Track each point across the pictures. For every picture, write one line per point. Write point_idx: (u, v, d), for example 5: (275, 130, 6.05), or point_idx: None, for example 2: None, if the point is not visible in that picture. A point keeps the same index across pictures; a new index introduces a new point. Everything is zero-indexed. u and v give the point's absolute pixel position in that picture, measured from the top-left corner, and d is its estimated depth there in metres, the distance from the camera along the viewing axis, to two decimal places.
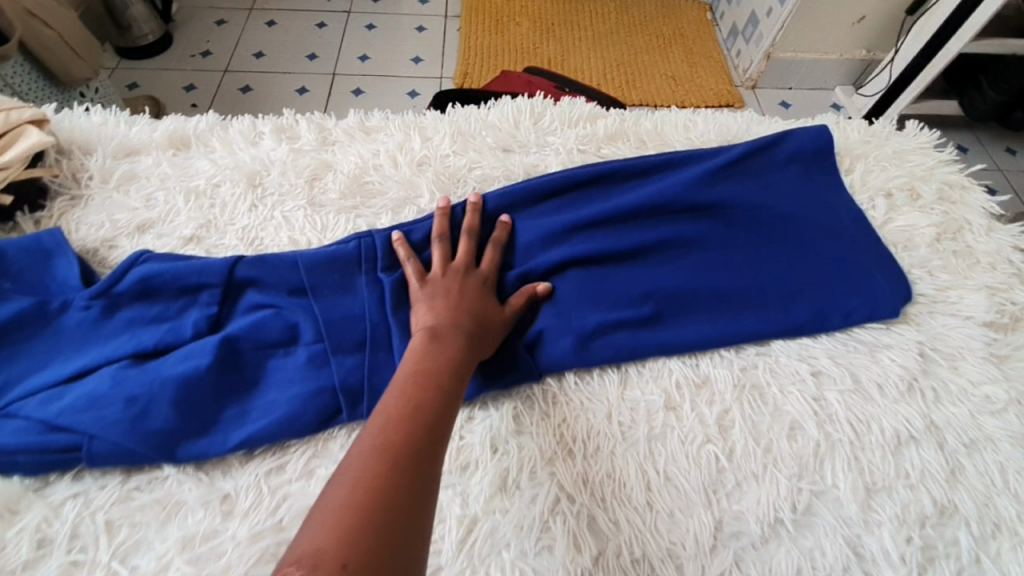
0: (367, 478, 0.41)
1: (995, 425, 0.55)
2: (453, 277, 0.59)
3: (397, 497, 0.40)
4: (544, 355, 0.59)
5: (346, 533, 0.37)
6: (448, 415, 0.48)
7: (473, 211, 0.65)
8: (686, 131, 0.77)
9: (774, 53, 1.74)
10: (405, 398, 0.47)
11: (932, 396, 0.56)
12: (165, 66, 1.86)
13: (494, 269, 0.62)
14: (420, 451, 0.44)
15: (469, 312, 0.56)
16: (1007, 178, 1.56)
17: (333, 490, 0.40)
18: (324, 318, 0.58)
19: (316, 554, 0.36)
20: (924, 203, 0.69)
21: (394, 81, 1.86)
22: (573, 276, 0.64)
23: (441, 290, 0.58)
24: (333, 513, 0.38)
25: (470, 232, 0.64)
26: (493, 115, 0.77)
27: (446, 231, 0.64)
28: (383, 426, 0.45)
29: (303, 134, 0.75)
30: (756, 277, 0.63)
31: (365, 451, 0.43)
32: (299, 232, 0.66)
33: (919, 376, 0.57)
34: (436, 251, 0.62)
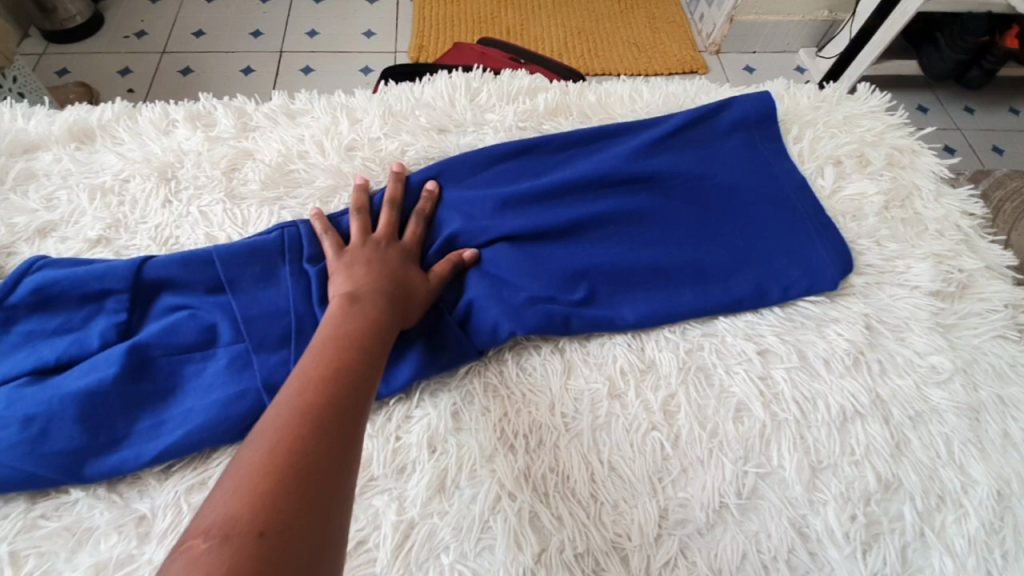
0: (287, 437, 0.37)
1: (941, 396, 0.54)
2: (372, 246, 0.57)
3: (321, 456, 0.37)
4: (477, 332, 0.56)
5: (262, 496, 0.34)
6: (372, 376, 0.45)
7: (394, 181, 0.63)
8: (632, 102, 0.73)
9: (737, 17, 1.69)
10: (325, 360, 0.44)
11: (880, 369, 0.55)
12: (97, 49, 1.74)
13: (418, 239, 0.60)
14: (343, 410, 0.41)
15: (390, 277, 0.54)
16: (964, 136, 1.57)
17: (249, 455, 0.37)
18: (244, 315, 0.54)
19: (229, 522, 0.32)
20: (873, 170, 0.66)
21: (344, 57, 1.77)
22: (507, 251, 0.60)
23: (360, 259, 0.55)
24: (248, 478, 0.35)
25: (391, 203, 0.61)
26: (427, 93, 0.72)
27: (365, 203, 0.61)
28: (302, 388, 0.42)
29: (221, 121, 0.70)
30: (697, 250, 0.61)
31: (284, 412, 0.40)
32: (217, 228, 0.62)
33: (865, 350, 0.56)
34: (355, 223, 0.59)
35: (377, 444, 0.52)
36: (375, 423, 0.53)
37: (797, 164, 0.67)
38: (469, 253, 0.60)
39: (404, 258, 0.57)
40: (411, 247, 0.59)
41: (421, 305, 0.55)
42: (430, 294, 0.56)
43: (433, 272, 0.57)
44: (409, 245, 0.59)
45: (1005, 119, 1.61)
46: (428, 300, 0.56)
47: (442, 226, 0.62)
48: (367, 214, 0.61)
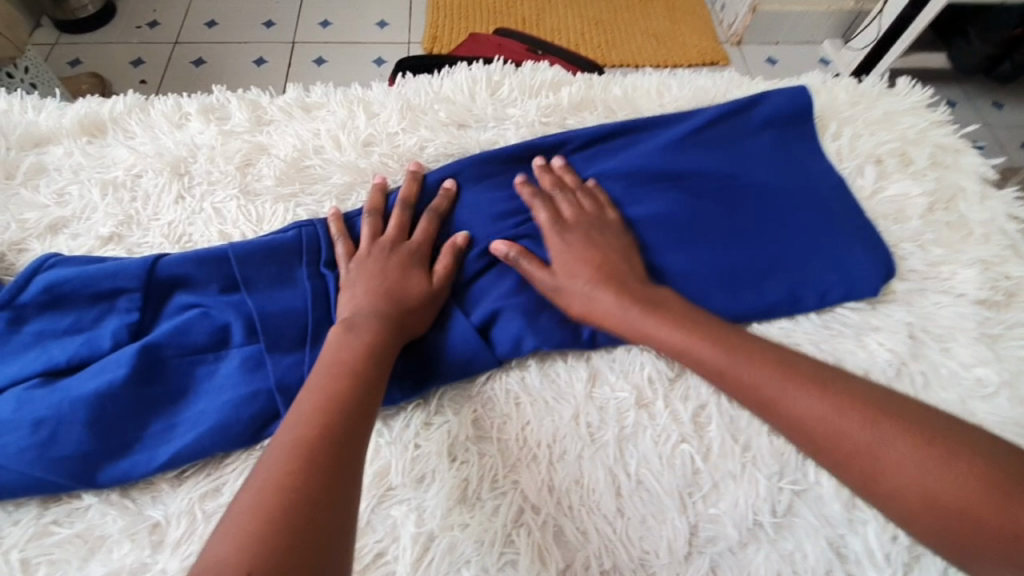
0: (282, 482, 0.36)
1: (993, 412, 0.50)
2: (383, 252, 0.55)
3: (314, 491, 0.36)
4: (497, 342, 0.54)
5: (250, 537, 0.33)
6: (372, 401, 0.44)
7: (410, 181, 0.60)
8: (659, 96, 0.70)
9: (760, 6, 1.64)
10: (324, 387, 0.43)
11: (924, 383, 0.52)
12: (109, 40, 1.73)
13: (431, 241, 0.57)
14: (340, 439, 0.40)
15: (399, 288, 0.52)
16: (992, 132, 1.52)
17: (243, 493, 0.36)
18: (261, 312, 0.52)
19: (217, 565, 0.32)
20: (916, 169, 0.63)
21: (357, 48, 1.75)
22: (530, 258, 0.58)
23: (370, 269, 0.53)
24: (240, 517, 0.34)
25: (404, 205, 0.59)
26: (446, 86, 0.69)
27: (379, 206, 0.59)
28: (299, 419, 0.41)
29: (235, 114, 0.68)
30: (728, 254, 0.58)
31: (281, 453, 0.38)
32: (231, 226, 0.60)
33: (908, 361, 0.53)
34: (366, 227, 0.57)
35: (395, 452, 0.49)
36: (392, 430, 0.51)
37: (834, 164, 0.64)
38: (461, 236, 0.57)
39: (415, 263, 0.55)
40: (424, 250, 0.56)
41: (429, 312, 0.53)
42: (438, 301, 0.54)
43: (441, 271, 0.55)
44: (421, 246, 0.56)
45: None
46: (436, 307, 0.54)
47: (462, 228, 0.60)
48: (381, 218, 0.58)
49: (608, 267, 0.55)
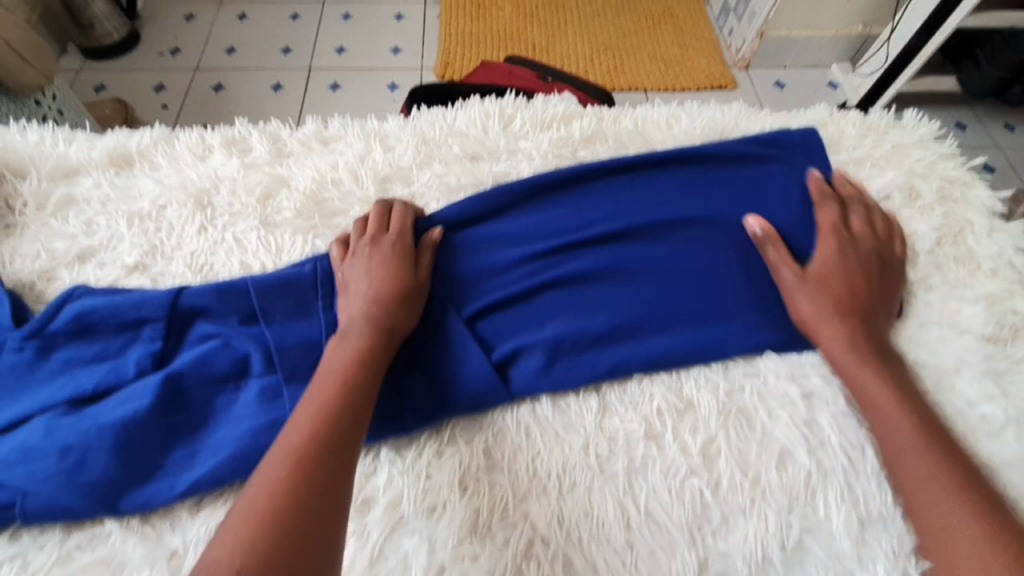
0: (279, 486, 0.39)
1: (1006, 451, 0.50)
2: (367, 249, 0.57)
3: (306, 498, 0.39)
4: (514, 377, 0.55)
5: (245, 541, 0.36)
6: (366, 408, 0.46)
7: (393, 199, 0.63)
8: (669, 128, 0.71)
9: (767, 32, 1.67)
10: (324, 392, 0.46)
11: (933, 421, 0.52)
12: (134, 66, 1.79)
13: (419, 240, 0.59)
14: (335, 447, 0.42)
15: (380, 278, 0.54)
16: (1005, 155, 1.53)
17: (244, 497, 0.39)
18: (278, 343, 0.54)
19: (213, 566, 0.35)
20: (923, 204, 0.63)
21: (372, 73, 1.80)
22: (549, 295, 0.59)
23: (355, 268, 0.56)
24: (238, 520, 0.37)
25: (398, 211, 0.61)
26: (460, 120, 0.70)
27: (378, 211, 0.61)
28: (298, 426, 0.43)
29: (256, 148, 0.70)
30: (742, 288, 0.59)
31: (274, 462, 0.41)
32: (251, 256, 0.62)
33: None
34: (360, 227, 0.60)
35: (408, 481, 0.50)
36: (405, 460, 0.52)
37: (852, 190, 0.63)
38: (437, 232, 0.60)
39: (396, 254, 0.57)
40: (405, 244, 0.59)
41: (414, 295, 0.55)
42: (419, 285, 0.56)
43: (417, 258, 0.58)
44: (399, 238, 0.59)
45: None
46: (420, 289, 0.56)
47: (480, 264, 0.61)
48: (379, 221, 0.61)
49: (855, 286, 0.56)
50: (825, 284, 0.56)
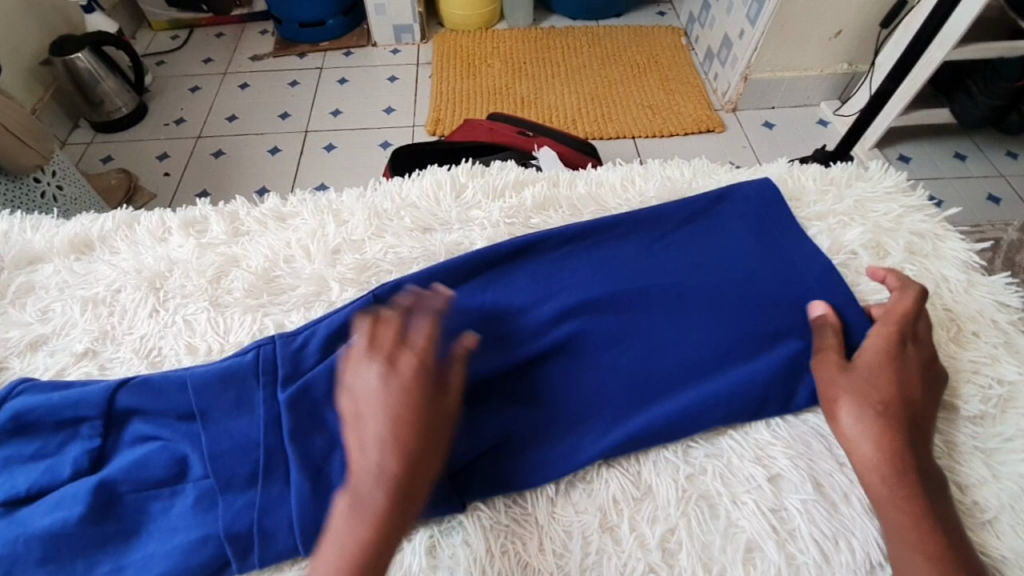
0: None
1: (997, 545, 0.45)
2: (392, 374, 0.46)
3: None
4: (472, 480, 0.50)
5: None
6: (406, 508, 0.42)
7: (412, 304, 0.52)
8: (625, 191, 0.70)
9: (751, 74, 1.69)
10: (360, 506, 0.42)
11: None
12: (140, 137, 1.87)
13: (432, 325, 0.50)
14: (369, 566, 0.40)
15: (413, 395, 0.46)
16: (1009, 182, 1.49)
17: None
18: (212, 450, 0.52)
19: None
20: (892, 263, 0.60)
21: (366, 133, 1.85)
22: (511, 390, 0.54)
23: (367, 388, 0.46)
24: None
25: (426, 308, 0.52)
26: (413, 191, 0.70)
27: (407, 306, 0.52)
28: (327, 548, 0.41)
29: (213, 227, 0.70)
30: (710, 358, 0.55)
31: None
32: (199, 338, 0.61)
33: None
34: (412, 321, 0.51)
35: None
36: None
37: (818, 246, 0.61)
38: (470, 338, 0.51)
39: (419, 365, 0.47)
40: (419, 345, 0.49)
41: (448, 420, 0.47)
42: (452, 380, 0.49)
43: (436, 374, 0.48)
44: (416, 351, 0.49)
45: None
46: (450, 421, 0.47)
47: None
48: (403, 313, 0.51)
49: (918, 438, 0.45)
50: (880, 373, 0.48)
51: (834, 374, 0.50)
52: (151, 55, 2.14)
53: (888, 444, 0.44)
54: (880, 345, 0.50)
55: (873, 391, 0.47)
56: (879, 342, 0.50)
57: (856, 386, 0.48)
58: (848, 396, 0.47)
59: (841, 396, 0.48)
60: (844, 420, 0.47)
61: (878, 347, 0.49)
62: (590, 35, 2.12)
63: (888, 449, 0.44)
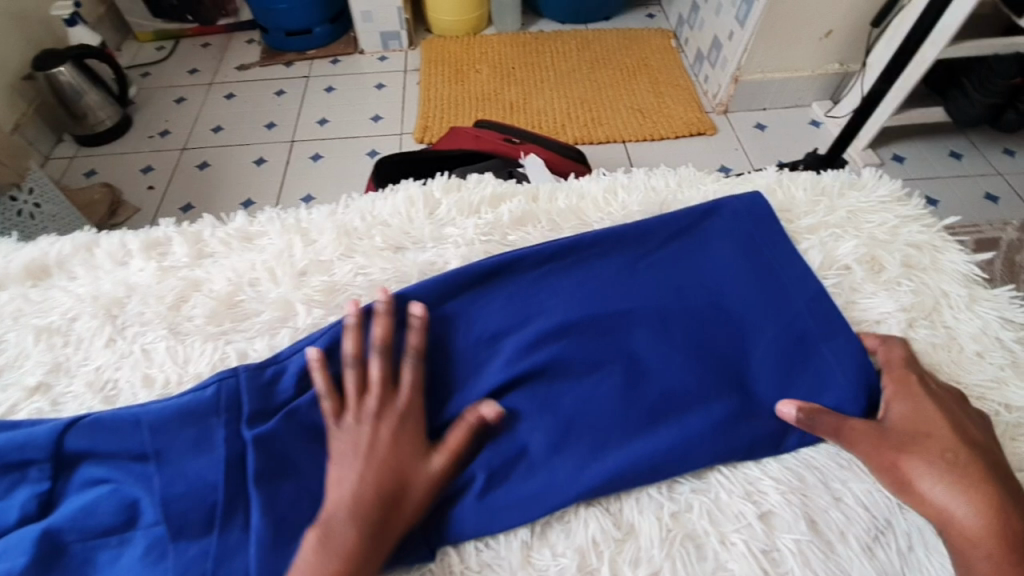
0: None
1: None
2: (367, 424, 0.48)
3: None
4: (438, 522, 0.47)
5: None
6: (383, 545, 0.43)
7: (350, 331, 0.54)
8: (606, 204, 0.66)
9: (742, 77, 1.66)
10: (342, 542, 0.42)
11: (909, 547, 0.44)
12: (124, 150, 1.84)
13: (420, 373, 0.52)
14: None
15: (401, 441, 0.48)
16: (1007, 181, 1.46)
17: None
18: (165, 495, 0.47)
19: None
20: (889, 277, 0.56)
21: (353, 142, 1.82)
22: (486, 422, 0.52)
23: (355, 437, 0.48)
24: None
25: (417, 357, 0.53)
26: (385, 208, 0.67)
27: (388, 345, 0.53)
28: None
29: (175, 249, 0.67)
30: (694, 387, 0.52)
31: None
32: (157, 369, 0.58)
33: (892, 521, 0.45)
34: (377, 371, 0.52)
35: None
36: None
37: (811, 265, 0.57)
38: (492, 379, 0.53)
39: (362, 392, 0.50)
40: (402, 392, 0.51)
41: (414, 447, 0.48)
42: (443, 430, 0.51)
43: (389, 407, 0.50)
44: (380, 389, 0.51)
45: None
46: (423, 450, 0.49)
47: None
48: (392, 363, 0.53)
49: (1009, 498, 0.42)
50: (926, 427, 0.46)
51: (879, 437, 0.47)
52: (135, 66, 2.11)
53: (982, 503, 0.42)
54: (902, 394, 0.49)
55: (931, 447, 0.45)
56: (898, 392, 0.49)
57: (913, 445, 0.45)
58: (916, 449, 0.45)
59: (902, 458, 0.45)
60: (923, 487, 0.44)
61: (902, 399, 0.48)
62: (580, 39, 2.10)
63: (988, 508, 0.41)
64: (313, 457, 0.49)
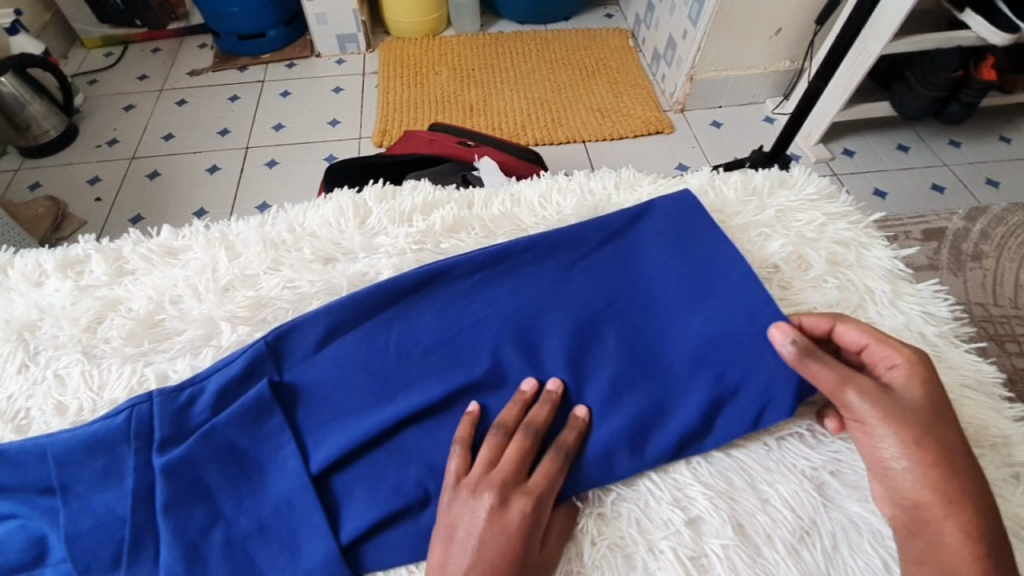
0: None
1: None
2: (477, 509, 0.44)
3: None
4: (366, 545, 0.46)
5: None
6: None
7: (514, 403, 0.51)
8: (540, 209, 0.66)
9: (696, 75, 1.68)
10: None
11: (834, 546, 0.45)
12: (69, 160, 1.76)
13: (532, 450, 0.48)
14: None
15: (513, 533, 0.43)
16: (952, 171, 1.51)
17: None
18: (69, 532, 0.46)
19: None
20: (816, 275, 0.57)
21: (310, 147, 1.78)
22: (414, 438, 0.50)
23: (468, 518, 0.44)
24: None
25: (532, 429, 0.49)
26: (314, 220, 0.65)
27: (511, 420, 0.50)
28: None
29: (94, 267, 0.63)
30: (629, 392, 0.51)
31: None
32: (70, 396, 0.54)
33: (817, 521, 0.45)
34: (488, 449, 0.48)
35: None
36: None
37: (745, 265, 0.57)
38: (556, 383, 0.52)
39: (559, 473, 0.47)
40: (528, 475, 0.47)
41: (559, 531, 0.45)
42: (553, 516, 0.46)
43: (555, 489, 0.46)
44: (522, 466, 0.47)
45: (992, 149, 1.56)
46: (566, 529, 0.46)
47: (335, 410, 0.51)
48: (506, 436, 0.49)
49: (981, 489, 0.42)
50: (938, 414, 0.44)
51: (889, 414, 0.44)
52: (81, 73, 2.02)
53: (974, 503, 0.41)
54: (916, 375, 0.45)
55: (940, 437, 0.43)
56: (914, 371, 0.45)
57: (926, 430, 0.43)
58: (917, 430, 0.43)
59: (908, 444, 0.43)
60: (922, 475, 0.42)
61: (915, 380, 0.45)
62: (539, 39, 2.09)
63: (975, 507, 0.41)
64: (230, 483, 0.48)
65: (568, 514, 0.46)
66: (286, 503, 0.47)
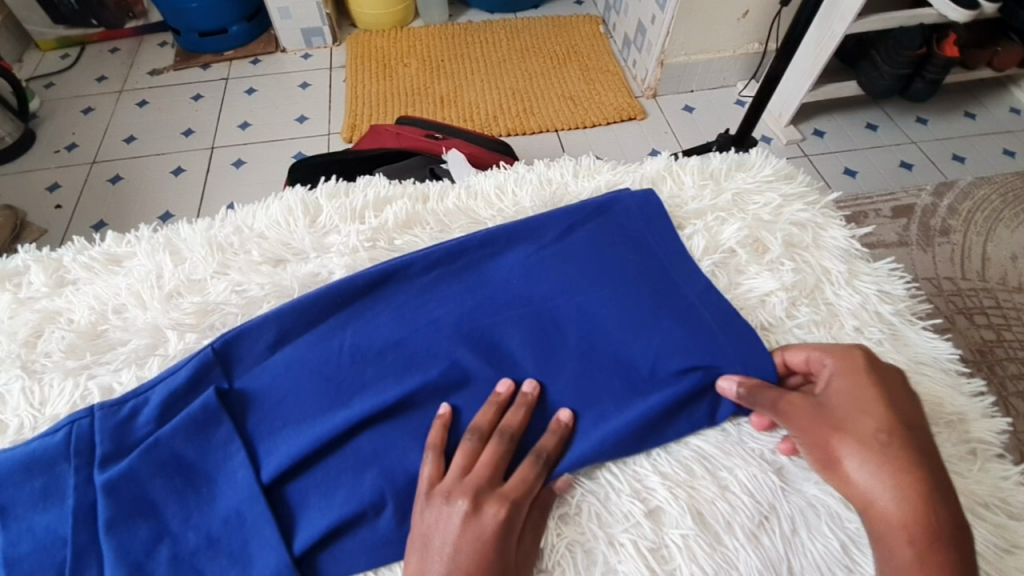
0: None
1: (866, 563, 0.43)
2: (450, 517, 0.43)
3: None
4: (324, 556, 0.45)
5: None
6: None
7: (487, 406, 0.49)
8: (497, 202, 0.65)
9: (667, 59, 1.66)
10: None
11: (793, 530, 0.44)
12: (27, 168, 1.69)
13: (504, 456, 0.47)
14: None
15: (488, 541, 0.41)
16: (920, 148, 1.52)
17: None
18: (7, 557, 0.43)
19: None
20: (772, 258, 0.57)
21: (278, 145, 1.73)
22: (371, 442, 0.49)
23: (442, 526, 0.42)
24: None
25: (503, 434, 0.48)
26: (264, 222, 0.64)
27: (483, 426, 0.48)
28: None
29: (33, 278, 0.61)
30: (591, 388, 0.51)
31: None
32: (7, 416, 0.51)
33: (776, 505, 0.45)
34: (460, 455, 0.46)
35: None
36: None
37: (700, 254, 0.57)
38: (530, 385, 0.50)
39: (535, 478, 0.45)
40: (501, 479, 0.46)
41: (535, 533, 0.44)
42: (528, 520, 0.45)
43: (531, 492, 0.45)
44: (497, 471, 0.46)
45: (958, 124, 1.57)
46: (542, 533, 0.44)
47: (286, 417, 0.50)
48: (480, 442, 0.48)
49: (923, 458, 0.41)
50: (866, 405, 0.43)
51: (813, 418, 0.44)
52: (37, 77, 1.94)
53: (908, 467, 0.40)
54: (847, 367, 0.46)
55: (869, 427, 0.42)
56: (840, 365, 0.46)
57: (852, 419, 0.43)
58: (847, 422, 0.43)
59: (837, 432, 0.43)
60: (855, 468, 0.41)
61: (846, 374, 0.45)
62: (509, 28, 2.07)
63: (916, 483, 0.39)
64: (178, 497, 0.46)
65: (541, 509, 0.45)
66: (236, 515, 0.45)
